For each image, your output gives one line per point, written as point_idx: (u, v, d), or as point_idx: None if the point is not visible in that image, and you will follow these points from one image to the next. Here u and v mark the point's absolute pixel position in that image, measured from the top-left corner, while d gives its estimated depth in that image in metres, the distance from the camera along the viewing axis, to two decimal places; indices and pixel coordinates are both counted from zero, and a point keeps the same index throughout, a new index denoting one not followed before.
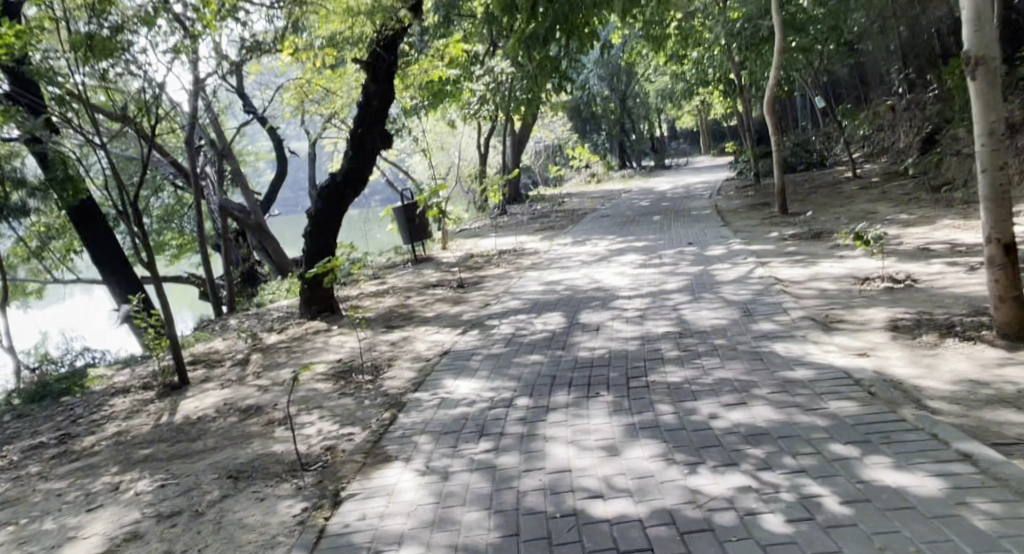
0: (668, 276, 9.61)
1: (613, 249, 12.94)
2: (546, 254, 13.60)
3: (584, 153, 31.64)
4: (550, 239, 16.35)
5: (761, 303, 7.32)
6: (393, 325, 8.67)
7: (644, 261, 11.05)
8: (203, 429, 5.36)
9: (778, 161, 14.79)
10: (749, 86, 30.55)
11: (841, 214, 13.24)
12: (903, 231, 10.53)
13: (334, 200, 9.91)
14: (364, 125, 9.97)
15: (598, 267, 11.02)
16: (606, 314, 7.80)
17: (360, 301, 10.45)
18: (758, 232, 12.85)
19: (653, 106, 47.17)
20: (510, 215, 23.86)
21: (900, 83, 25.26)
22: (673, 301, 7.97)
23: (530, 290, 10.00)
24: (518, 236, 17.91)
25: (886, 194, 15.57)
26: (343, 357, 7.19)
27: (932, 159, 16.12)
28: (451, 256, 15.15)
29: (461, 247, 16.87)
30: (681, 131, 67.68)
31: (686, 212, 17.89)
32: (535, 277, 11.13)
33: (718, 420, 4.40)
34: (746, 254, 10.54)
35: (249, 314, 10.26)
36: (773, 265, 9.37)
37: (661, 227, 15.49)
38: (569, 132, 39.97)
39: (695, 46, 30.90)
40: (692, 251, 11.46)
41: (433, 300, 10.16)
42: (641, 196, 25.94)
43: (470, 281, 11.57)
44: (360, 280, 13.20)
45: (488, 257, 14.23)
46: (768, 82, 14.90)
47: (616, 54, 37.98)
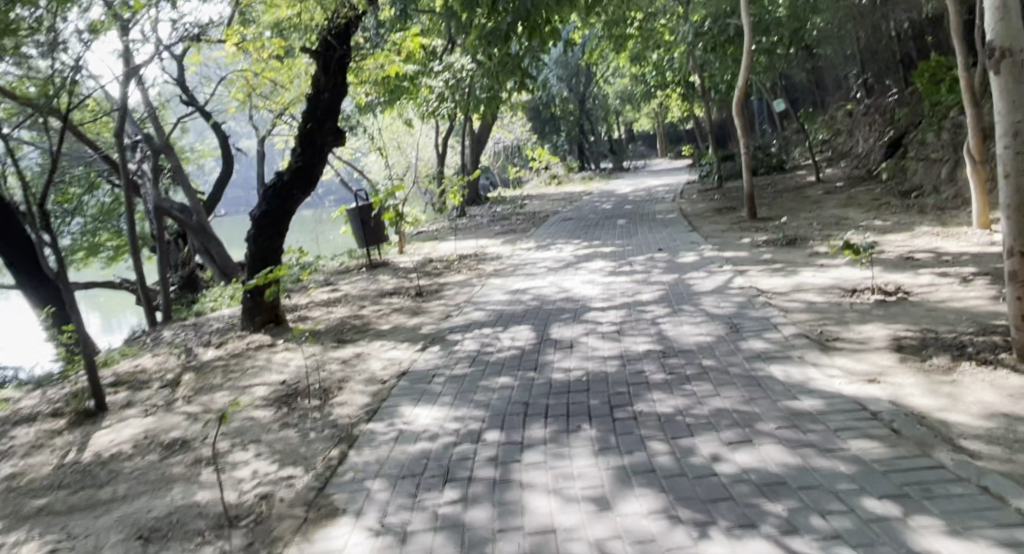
0: (641, 285, 9.04)
1: (578, 256, 12.35)
2: (508, 260, 12.95)
3: (543, 154, 31.11)
4: (512, 243, 15.70)
5: (747, 318, 6.76)
6: (344, 339, 7.94)
7: (613, 269, 10.47)
8: (116, 470, 4.59)
9: (747, 165, 14.35)
10: (709, 88, 30.33)
11: (812, 219, 12.78)
12: (881, 237, 10.09)
13: (281, 200, 9.07)
14: (315, 119, 9.20)
15: (565, 275, 10.41)
16: (579, 329, 7.17)
17: (310, 311, 9.69)
18: (729, 237, 12.39)
19: (612, 109, 46.88)
20: (468, 218, 23.18)
21: (860, 87, 25.20)
22: (650, 315, 7.38)
23: (493, 301, 9.33)
24: (477, 240, 17.25)
25: (854, 198, 15.21)
26: (289, 378, 6.45)
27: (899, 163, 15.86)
28: (408, 261, 14.42)
29: (418, 251, 16.13)
30: (638, 134, 67.68)
31: (651, 216, 17.41)
32: (498, 285, 10.46)
33: (722, 464, 3.79)
34: (721, 262, 10.03)
35: (186, 325, 9.42)
36: (752, 274, 8.85)
37: (627, 231, 14.98)
38: (528, 133, 39.45)
39: (655, 47, 30.60)
40: (663, 258, 10.92)
41: (389, 310, 9.44)
42: (602, 199, 25.46)
43: (429, 289, 10.87)
44: (310, 286, 12.40)
45: (448, 262, 13.54)
46: (736, 82, 14.40)
47: (576, 54, 37.58)
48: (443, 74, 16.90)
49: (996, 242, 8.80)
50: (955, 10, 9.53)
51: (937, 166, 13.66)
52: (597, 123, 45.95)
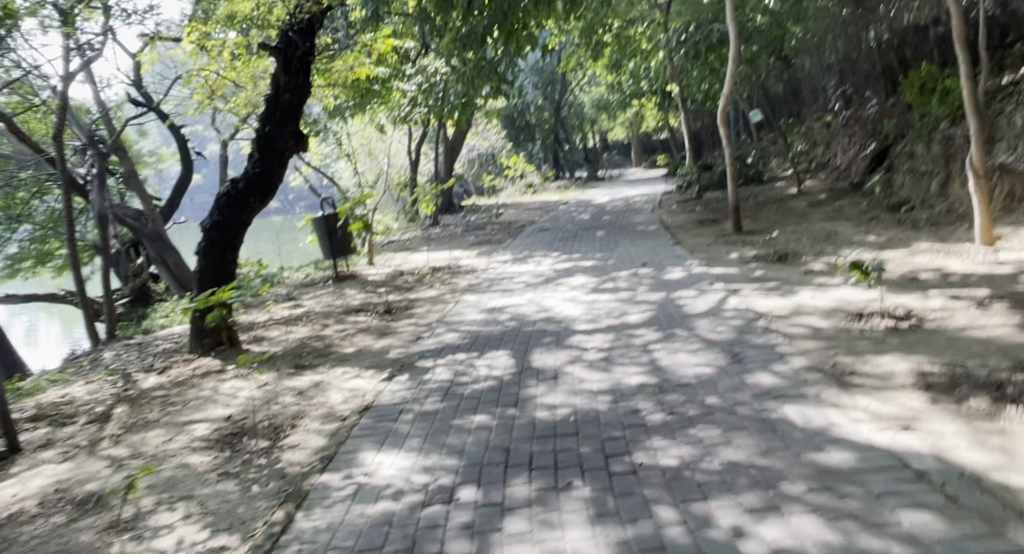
0: (626, 305, 8.41)
1: (557, 271, 11.71)
2: (482, 274, 12.26)
3: (518, 162, 30.52)
4: (487, 255, 15.01)
5: (748, 345, 6.14)
6: (303, 364, 7.21)
7: (595, 287, 9.85)
8: (15, 539, 3.85)
9: (732, 176, 13.79)
10: (686, 97, 29.93)
11: (801, 233, 12.21)
12: (879, 254, 9.54)
13: (236, 209, 8.31)
14: (276, 121, 8.49)
15: (544, 293, 9.77)
16: (563, 357, 6.51)
17: (268, 330, 8.93)
18: (714, 251, 11.84)
19: (587, 118, 46.45)
20: (440, 227, 22.47)
21: (838, 98, 24.90)
22: (640, 341, 6.73)
23: (467, 322, 8.64)
24: (450, 250, 16.54)
25: (840, 210, 14.68)
26: (237, 413, 5.72)
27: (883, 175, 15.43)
28: (377, 273, 13.70)
29: (388, 262, 15.38)
30: (613, 142, 67.40)
31: (631, 228, 16.87)
32: (472, 303, 9.77)
33: (745, 541, 3.15)
34: (711, 280, 9.43)
35: (130, 346, 8.65)
36: (746, 294, 8.26)
37: (608, 244, 14.39)
38: (503, 141, 38.88)
39: (632, 55, 30.18)
40: (648, 274, 10.33)
41: (354, 330, 8.71)
42: (579, 208, 24.93)
43: (399, 305, 10.15)
44: (272, 301, 11.64)
45: (419, 275, 12.84)
46: (722, 89, 13.84)
47: (551, 61, 37.11)
48: (416, 78, 16.50)
49: (1004, 260, 8.27)
50: (958, 20, 8.89)
51: (925, 180, 12.97)
52: (572, 132, 45.49)
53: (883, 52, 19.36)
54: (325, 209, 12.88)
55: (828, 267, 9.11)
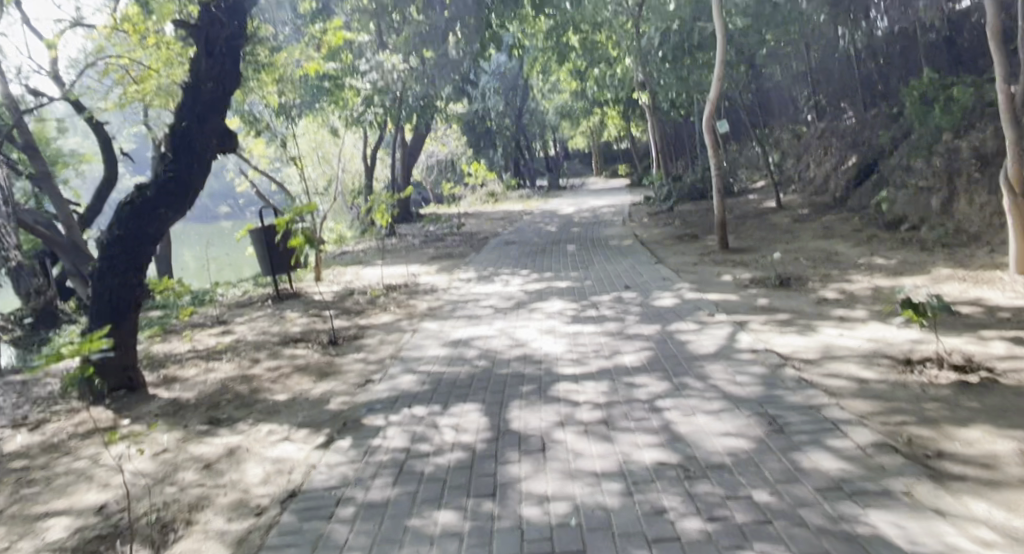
0: (616, 342, 7.11)
1: (528, 293, 10.39)
2: (443, 297, 10.88)
3: (480, 169, 29.23)
4: (448, 271, 13.64)
5: (784, 401, 4.84)
6: (219, 421, 5.77)
7: (574, 316, 8.56)
8: None
9: (717, 190, 12.56)
10: (653, 104, 28.98)
11: (798, 253, 10.94)
12: (897, 278, 8.34)
13: (143, 221, 6.83)
14: (195, 115, 7.15)
15: (516, 323, 8.47)
16: (549, 418, 5.16)
17: (186, 369, 7.46)
18: (702, 273, 10.66)
19: (550, 125, 45.36)
20: (396, 239, 21.04)
21: (810, 109, 24.03)
22: (643, 395, 5.41)
23: (427, 360, 7.23)
24: (407, 265, 15.14)
25: (829, 225, 13.62)
26: (116, 503, 4.28)
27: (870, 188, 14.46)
28: (325, 291, 12.25)
29: (338, 278, 13.92)
30: (574, 150, 66.46)
31: (604, 243, 15.70)
32: (432, 334, 8.38)
33: None
34: (709, 309, 8.17)
35: (13, 387, 7.13)
36: (756, 328, 7.02)
37: (582, 262, 13.16)
38: (463, 147, 37.57)
39: (598, 61, 29.19)
40: (633, 300, 9.09)
41: (291, 370, 7.26)
42: (544, 219, 23.75)
43: (346, 335, 8.74)
44: (200, 327, 10.16)
45: (372, 295, 11.43)
46: (707, 96, 12.69)
47: (514, 65, 35.93)
48: (369, 76, 15.82)
49: None
50: (994, 14, 7.67)
51: (924, 197, 11.46)
52: (534, 139, 44.36)
53: (862, 55, 18.47)
54: (266, 221, 11.39)
55: (844, 295, 7.91)
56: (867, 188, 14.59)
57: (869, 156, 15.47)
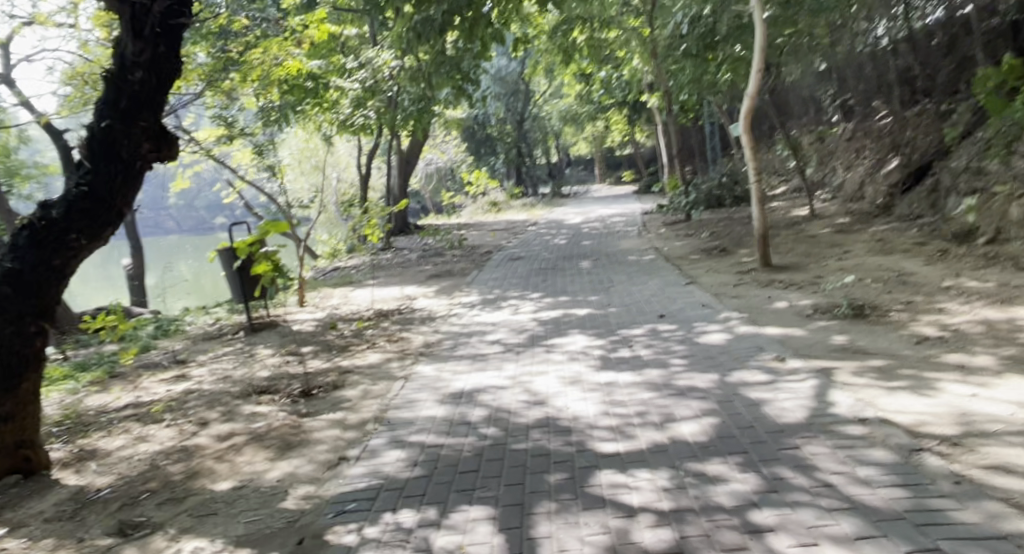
0: (664, 401, 5.48)
1: (543, 325, 8.78)
2: (441, 329, 9.27)
3: (482, 177, 27.73)
4: (448, 294, 12.09)
5: (956, 522, 3.32)
6: (133, 535, 4.19)
7: (603, 358, 6.94)
8: None
9: (757, 197, 10.98)
10: (664, 107, 27.45)
11: (861, 273, 9.39)
12: (1010, 307, 6.69)
13: (47, 250, 5.25)
14: (120, 113, 5.45)
15: (530, 368, 6.86)
16: (595, 541, 3.56)
17: (113, 437, 5.84)
18: (748, 297, 9.07)
19: (553, 129, 43.84)
20: (392, 254, 19.50)
21: (836, 109, 22.58)
22: (724, 498, 3.81)
23: (421, 425, 5.60)
24: (402, 285, 13.59)
25: (881, 237, 12.09)
26: None
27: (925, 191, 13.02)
28: (307, 320, 10.66)
29: (324, 302, 12.35)
30: (576, 157, 64.93)
31: (623, 259, 14.16)
32: (428, 382, 6.76)
33: None
34: (774, 348, 6.55)
35: None
36: (849, 381, 5.39)
37: (603, 281, 11.57)
38: (463, 154, 36.13)
39: (605, 61, 27.70)
40: (673, 335, 7.49)
41: (244, 438, 5.63)
42: (551, 230, 22.27)
43: (322, 383, 7.12)
44: (154, 368, 8.56)
45: (360, 325, 9.85)
46: (747, 89, 11.16)
47: (516, 67, 34.41)
48: (358, 76, 14.38)
49: None
50: None
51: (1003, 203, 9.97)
52: (535, 146, 42.80)
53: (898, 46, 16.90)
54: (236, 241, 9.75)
55: (947, 332, 6.27)
56: (921, 193, 13.13)
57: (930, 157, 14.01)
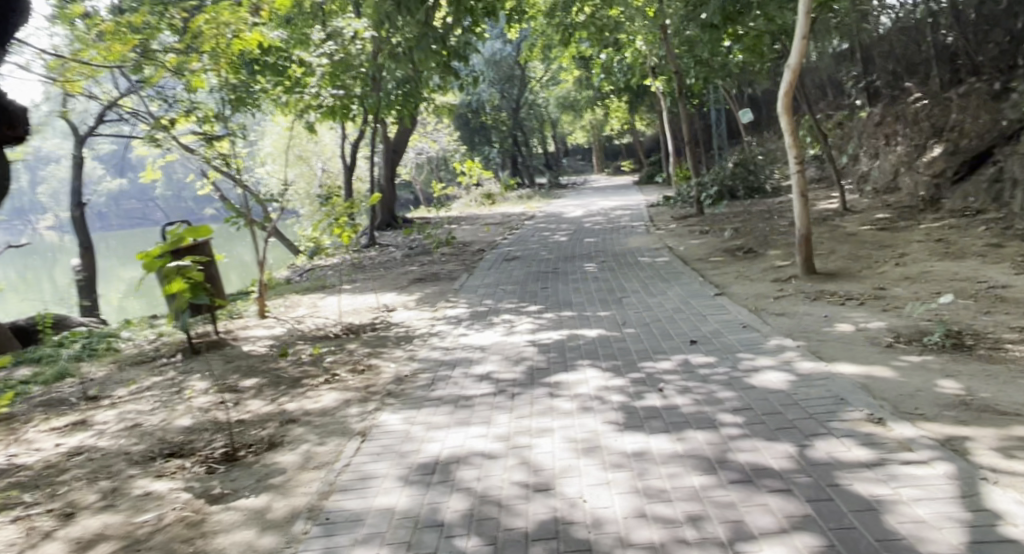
0: (726, 495, 3.73)
1: (544, 353, 7.03)
2: (419, 354, 7.53)
3: (475, 167, 26.02)
4: (432, 305, 10.38)
5: None
6: None
7: (628, 410, 5.20)
8: None
9: (799, 194, 9.42)
10: (670, 91, 25.65)
11: (941, 283, 7.98)
12: None
13: None
14: None
15: (527, 425, 5.10)
16: None
17: None
18: (801, 316, 7.38)
19: (548, 117, 42.05)
20: (377, 252, 17.88)
21: (858, 93, 21.09)
22: None
23: (373, 526, 3.87)
24: (381, 291, 11.89)
25: (942, 238, 10.59)
26: None
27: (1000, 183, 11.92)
28: (261, 336, 8.91)
29: (288, 310, 10.61)
30: (572, 147, 63.09)
31: (634, 262, 12.44)
32: (393, 442, 5.00)
33: None
34: (862, 400, 4.83)
35: None
36: (1002, 470, 3.68)
37: (617, 290, 9.89)
38: (456, 143, 34.47)
39: (607, 43, 25.93)
40: (717, 375, 5.74)
41: (113, 547, 3.86)
42: (550, 224, 20.56)
43: (251, 435, 5.33)
44: (49, 406, 6.74)
45: (322, 346, 8.10)
46: (786, 62, 9.46)
47: (511, 51, 32.61)
48: (326, 48, 13.13)
49: None
50: None
51: None
52: (531, 135, 41.08)
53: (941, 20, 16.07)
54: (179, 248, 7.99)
55: None
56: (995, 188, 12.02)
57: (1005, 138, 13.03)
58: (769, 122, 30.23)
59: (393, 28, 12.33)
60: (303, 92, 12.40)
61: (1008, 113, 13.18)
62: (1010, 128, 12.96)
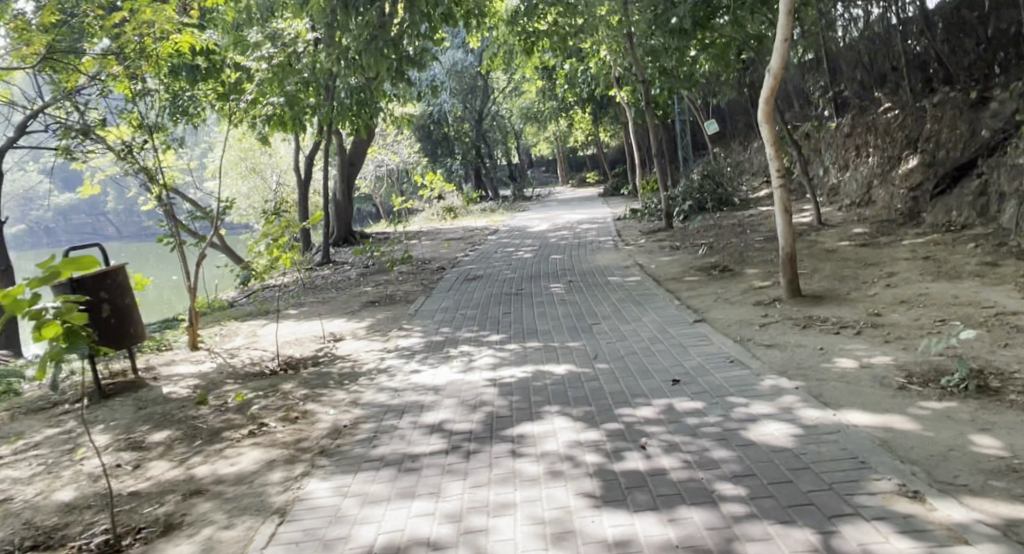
0: None
1: (505, 397, 6.14)
2: (363, 396, 6.58)
3: (436, 180, 25.13)
4: (384, 333, 9.45)
5: None
6: None
7: (605, 478, 4.32)
8: None
9: (782, 209, 8.66)
10: (634, 101, 25.02)
11: (941, 308, 7.26)
12: None
13: None
14: None
15: (482, 500, 4.19)
16: None
17: None
18: (794, 349, 6.61)
19: (512, 128, 41.29)
20: (331, 270, 16.88)
21: (827, 103, 20.64)
22: None
23: None
24: (329, 317, 10.93)
25: (930, 256, 9.94)
26: None
27: (988, 196, 11.34)
28: (187, 371, 7.89)
29: (224, 339, 9.59)
30: (536, 159, 62.42)
31: (604, 283, 11.63)
32: (318, 525, 4.07)
33: None
34: (886, 463, 4.02)
35: None
36: None
37: (586, 316, 9.04)
38: (417, 155, 33.61)
39: (569, 53, 25.27)
40: (708, 430, 4.89)
41: None
42: (515, 239, 19.71)
43: (144, 516, 4.36)
44: None
45: (253, 386, 7.12)
46: (767, 67, 8.66)
47: (472, 61, 31.84)
48: (265, 52, 12.24)
49: None
50: None
51: None
52: (495, 147, 40.31)
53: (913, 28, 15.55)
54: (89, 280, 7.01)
55: None
56: (981, 201, 11.42)
57: (984, 147, 12.46)
58: (736, 133, 29.76)
59: (340, 31, 11.47)
60: (241, 99, 11.41)
61: (989, 123, 12.64)
62: (993, 139, 12.31)
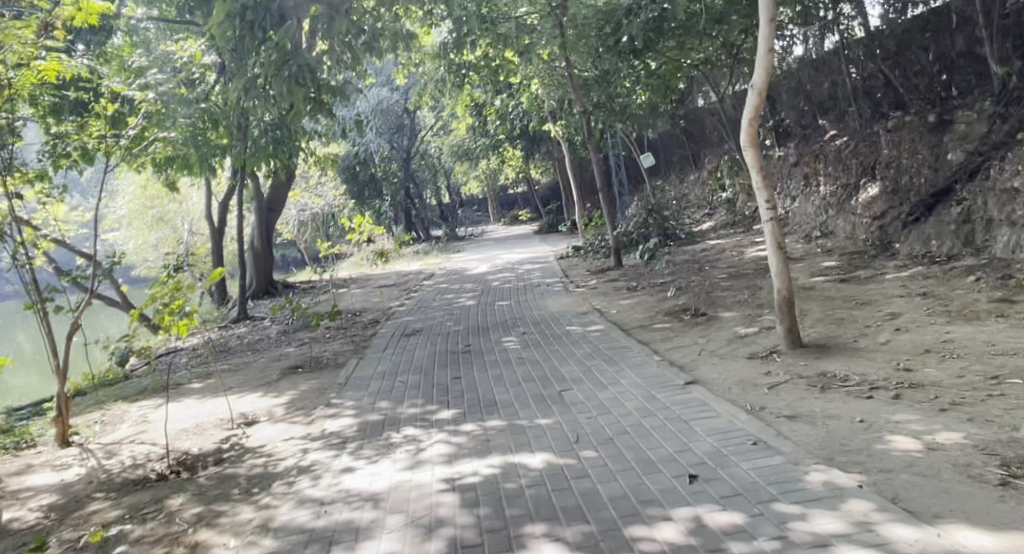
0: None
1: (472, 511, 4.73)
2: (277, 516, 5.12)
3: (365, 223, 23.57)
4: (309, 413, 7.94)
5: None
6: None
7: None
8: None
9: (775, 247, 7.36)
10: (569, 135, 24.01)
11: (981, 357, 6.14)
12: None
13: None
14: None
15: None
16: None
17: None
18: (824, 420, 5.35)
19: (443, 166, 40.01)
20: (248, 328, 15.09)
21: (768, 132, 19.65)
22: None
23: None
24: (243, 392, 9.35)
25: (929, 289, 8.87)
26: None
27: (972, 221, 10.44)
28: (47, 488, 6.54)
29: (103, 434, 8.18)
30: (467, 197, 61.26)
31: (561, 334, 10.30)
32: None
33: None
34: None
35: None
36: None
37: (554, 383, 7.69)
38: (343, 198, 32.02)
39: (500, 88, 24.20)
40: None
41: None
42: (452, 283, 18.29)
43: None
44: None
45: (136, 511, 5.64)
46: (750, 82, 7.36)
47: (398, 98, 30.56)
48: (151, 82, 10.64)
49: None
50: None
51: None
52: (425, 186, 38.98)
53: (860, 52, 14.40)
54: None
55: None
56: (967, 227, 10.46)
57: (959, 174, 11.10)
58: (673, 165, 29.06)
59: (247, 58, 9.91)
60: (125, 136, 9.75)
61: (958, 149, 11.42)
62: (970, 162, 11.00)
